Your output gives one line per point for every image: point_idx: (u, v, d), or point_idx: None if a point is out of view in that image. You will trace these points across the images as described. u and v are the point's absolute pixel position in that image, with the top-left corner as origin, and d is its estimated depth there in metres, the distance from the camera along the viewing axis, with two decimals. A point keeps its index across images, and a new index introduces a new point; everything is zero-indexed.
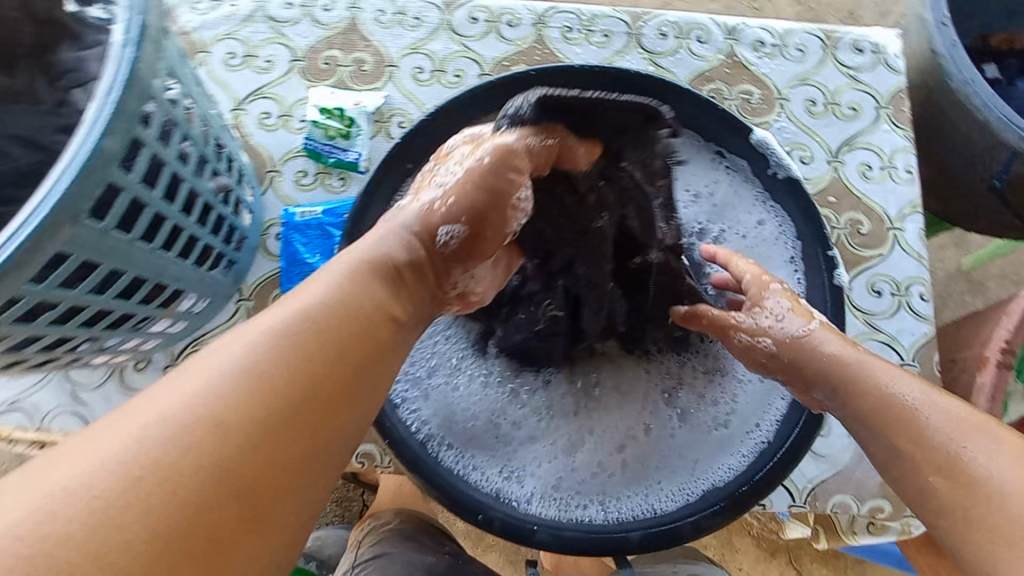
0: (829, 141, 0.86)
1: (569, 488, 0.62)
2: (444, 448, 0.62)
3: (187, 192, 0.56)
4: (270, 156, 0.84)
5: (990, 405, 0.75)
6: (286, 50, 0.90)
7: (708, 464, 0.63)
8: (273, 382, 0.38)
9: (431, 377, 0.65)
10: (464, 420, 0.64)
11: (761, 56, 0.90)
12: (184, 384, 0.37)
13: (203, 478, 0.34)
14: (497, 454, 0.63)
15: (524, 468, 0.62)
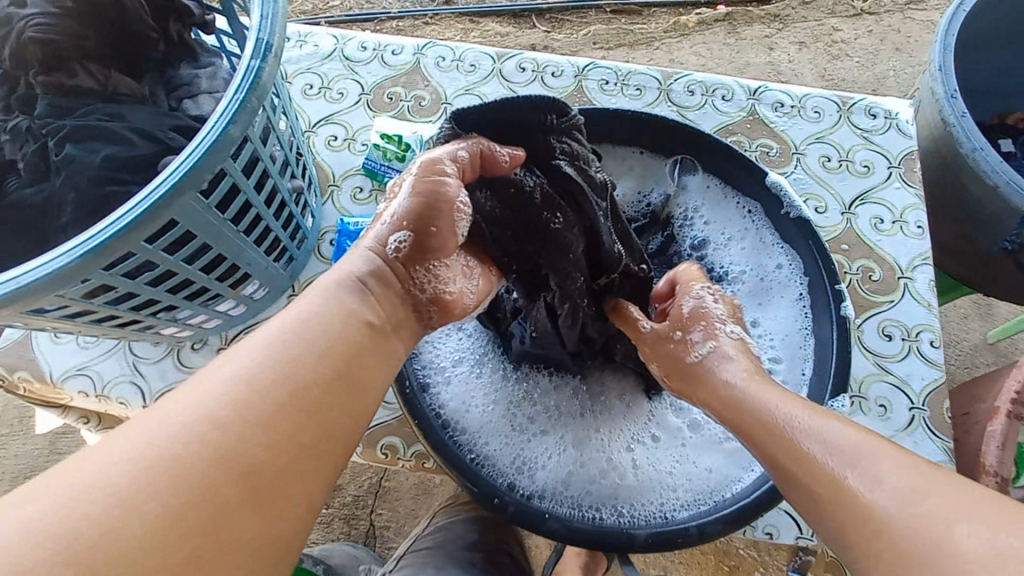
0: (842, 194, 0.93)
1: (580, 487, 0.64)
2: (464, 435, 0.65)
3: (270, 185, 0.65)
4: (333, 172, 0.95)
5: (1001, 454, 0.74)
6: (357, 85, 1.03)
7: (716, 477, 0.65)
8: (283, 370, 0.47)
9: (458, 371, 0.71)
10: (485, 412, 0.68)
11: (780, 115, 0.99)
12: (207, 382, 0.45)
13: (215, 459, 0.41)
14: (513, 446, 0.66)
15: (538, 463, 0.65)
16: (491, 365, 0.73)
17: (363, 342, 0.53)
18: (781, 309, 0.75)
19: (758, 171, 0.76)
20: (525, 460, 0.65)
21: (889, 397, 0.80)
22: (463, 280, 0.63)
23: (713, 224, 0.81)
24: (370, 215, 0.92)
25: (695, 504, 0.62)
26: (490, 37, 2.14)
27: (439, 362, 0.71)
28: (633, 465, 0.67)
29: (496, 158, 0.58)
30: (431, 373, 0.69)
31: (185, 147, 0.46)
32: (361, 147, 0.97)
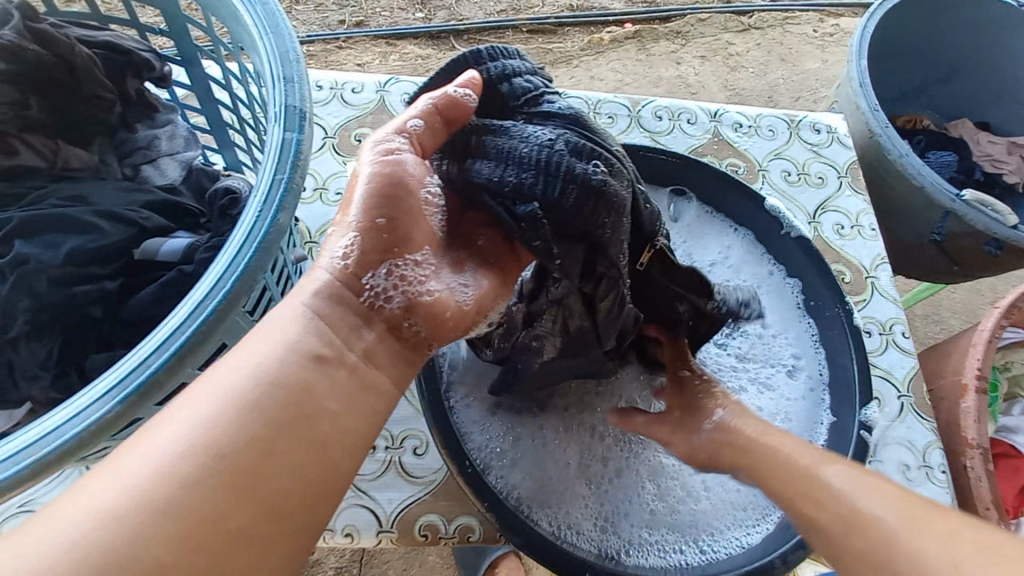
0: (806, 205, 1.01)
1: (659, 529, 0.65)
2: (539, 514, 0.64)
3: (281, 264, 0.57)
4: (308, 228, 0.86)
5: (979, 427, 0.87)
6: (318, 128, 0.94)
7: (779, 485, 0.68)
8: (212, 432, 0.39)
9: (509, 444, 0.68)
10: (549, 480, 0.66)
11: (740, 135, 1.05)
12: (147, 444, 0.38)
13: (150, 551, 0.34)
14: (585, 509, 0.65)
15: (614, 519, 0.65)
16: (534, 422, 0.70)
17: (308, 380, 0.43)
18: (786, 319, 0.78)
19: (752, 196, 0.80)
20: (603, 521, 0.65)
21: (879, 389, 0.88)
22: (449, 275, 0.53)
23: (705, 249, 0.83)
24: None
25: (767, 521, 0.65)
26: (411, 60, 2.07)
27: (489, 440, 0.68)
28: (700, 492, 0.68)
29: (465, 109, 0.51)
30: (486, 456, 0.67)
31: (228, 244, 0.38)
32: (335, 197, 0.89)
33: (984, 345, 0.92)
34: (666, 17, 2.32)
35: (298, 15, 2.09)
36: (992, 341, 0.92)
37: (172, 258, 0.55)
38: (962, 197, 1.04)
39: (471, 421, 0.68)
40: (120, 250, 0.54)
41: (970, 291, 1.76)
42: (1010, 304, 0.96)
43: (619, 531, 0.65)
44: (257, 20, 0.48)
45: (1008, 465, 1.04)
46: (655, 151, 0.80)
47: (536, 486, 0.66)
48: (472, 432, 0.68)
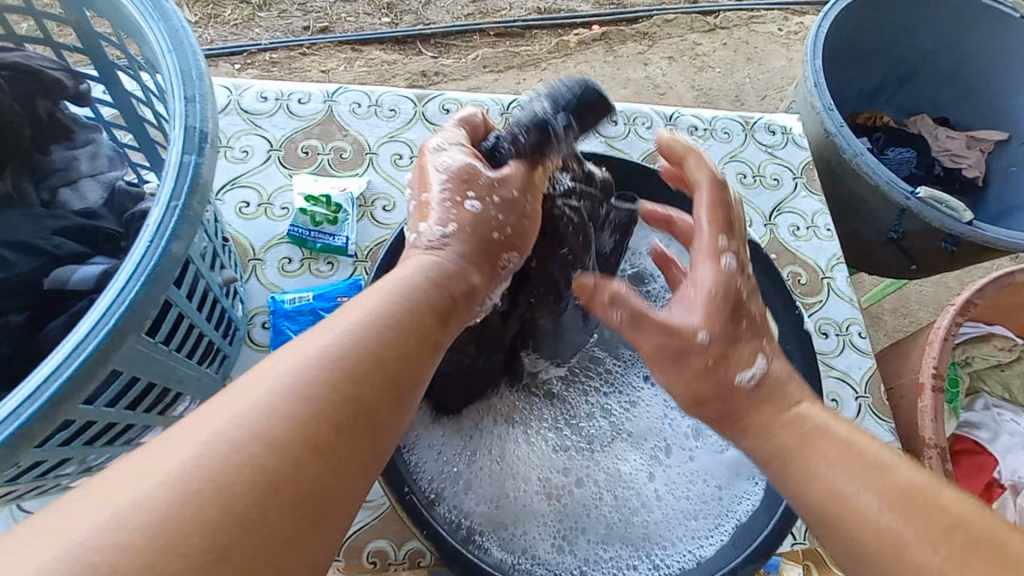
0: (762, 207, 1.00)
1: (618, 543, 0.64)
2: (492, 539, 0.61)
3: (202, 289, 0.54)
4: (252, 245, 0.83)
5: (936, 426, 0.87)
6: (263, 141, 0.91)
7: (734, 490, 0.66)
8: (273, 423, 0.34)
9: (465, 465, 0.66)
10: (507, 500, 0.65)
11: (695, 138, 1.05)
12: (206, 416, 0.34)
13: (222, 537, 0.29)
14: (543, 528, 0.64)
15: (569, 534, 0.64)
16: (493, 437, 0.69)
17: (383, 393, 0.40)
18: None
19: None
20: (559, 539, 0.64)
21: (837, 391, 0.87)
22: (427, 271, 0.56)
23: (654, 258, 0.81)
24: (306, 287, 0.82)
25: (723, 529, 0.63)
26: (376, 66, 2.04)
27: (438, 466, 0.65)
28: (656, 500, 0.67)
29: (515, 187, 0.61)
30: (437, 480, 0.64)
31: (114, 279, 0.36)
32: (281, 211, 0.86)
33: (939, 343, 0.92)
34: (633, 18, 2.32)
35: (260, 22, 2.05)
36: (947, 339, 0.92)
37: (85, 286, 0.52)
38: (916, 195, 1.05)
39: (423, 443, 0.65)
40: (28, 280, 0.52)
41: (935, 284, 1.78)
42: (963, 300, 0.96)
43: (574, 547, 0.63)
44: (159, 37, 0.46)
45: (969, 461, 1.05)
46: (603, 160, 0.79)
47: (489, 508, 0.64)
48: (424, 452, 0.65)
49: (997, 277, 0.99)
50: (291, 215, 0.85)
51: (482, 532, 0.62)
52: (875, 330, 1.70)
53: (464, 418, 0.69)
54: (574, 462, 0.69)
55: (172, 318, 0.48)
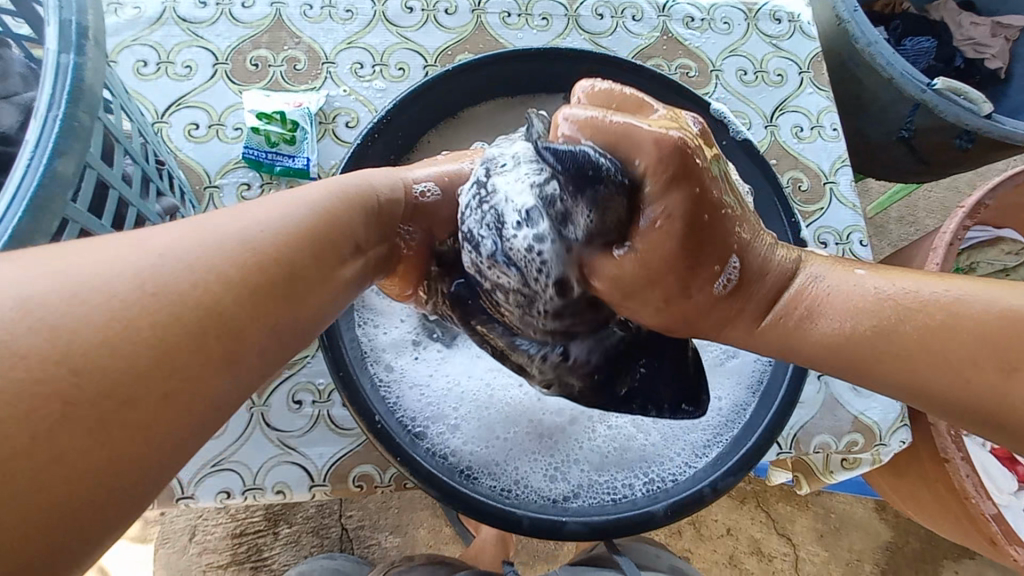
0: (762, 107, 0.91)
1: (613, 467, 0.61)
2: (482, 471, 0.59)
3: (135, 218, 0.49)
4: (206, 171, 0.77)
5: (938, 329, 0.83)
6: (207, 53, 0.82)
7: (726, 407, 0.64)
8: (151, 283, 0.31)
9: (453, 406, 0.62)
10: (498, 438, 0.61)
11: (692, 31, 0.94)
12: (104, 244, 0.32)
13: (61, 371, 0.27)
14: (535, 459, 0.61)
15: (563, 463, 0.61)
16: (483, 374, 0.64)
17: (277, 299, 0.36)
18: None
19: (702, 103, 0.71)
20: (551, 467, 0.61)
21: None
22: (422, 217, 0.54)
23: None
24: None
25: (712, 444, 0.62)
26: None
27: (416, 405, 0.62)
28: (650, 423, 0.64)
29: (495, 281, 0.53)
30: (421, 417, 0.61)
31: None
32: (234, 132, 0.79)
33: (944, 249, 0.87)
34: None
35: None
36: (953, 244, 0.87)
37: None
38: (933, 86, 0.95)
39: (408, 385, 0.63)
40: None
41: (945, 188, 1.70)
42: (970, 204, 0.90)
43: (565, 473, 0.61)
44: None
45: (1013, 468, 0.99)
46: (587, 62, 0.72)
47: (475, 443, 0.61)
48: (412, 391, 0.62)
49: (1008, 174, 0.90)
50: (245, 136, 0.78)
51: (470, 465, 0.59)
52: (877, 238, 1.64)
53: (457, 361, 0.65)
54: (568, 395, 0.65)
55: None
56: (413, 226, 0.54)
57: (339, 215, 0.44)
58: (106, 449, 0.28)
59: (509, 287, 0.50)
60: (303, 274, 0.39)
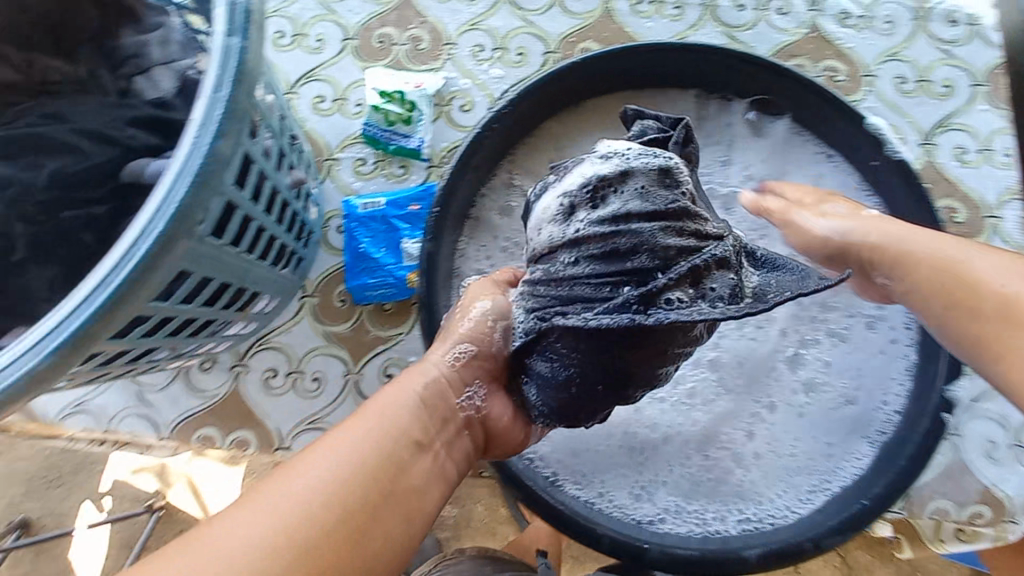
0: (920, 121, 0.80)
1: (705, 497, 0.58)
2: (566, 481, 0.58)
3: (268, 189, 0.52)
4: (327, 144, 0.80)
5: None
6: (338, 28, 0.85)
7: (841, 454, 0.59)
8: None
9: None
10: (590, 451, 0.59)
11: (845, 28, 0.84)
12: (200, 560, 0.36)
13: None
14: (623, 477, 0.59)
15: (651, 485, 0.58)
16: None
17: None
18: None
19: (826, 95, 0.64)
20: (639, 490, 0.58)
21: None
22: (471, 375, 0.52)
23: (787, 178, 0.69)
24: (380, 192, 0.78)
25: (821, 495, 0.58)
26: None
27: None
28: (753, 458, 0.60)
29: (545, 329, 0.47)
30: None
31: (161, 182, 0.34)
32: (355, 108, 0.81)
33: None
34: None
35: None
36: None
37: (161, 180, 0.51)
38: None
39: None
40: (108, 172, 0.51)
41: None
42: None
43: (654, 496, 0.58)
44: None
45: None
46: (674, 47, 0.66)
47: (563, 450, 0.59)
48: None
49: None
50: (365, 112, 0.81)
51: (553, 471, 0.58)
52: None
53: None
54: (664, 416, 0.61)
55: (238, 222, 0.47)
56: (473, 385, 0.52)
57: (407, 424, 0.46)
58: None
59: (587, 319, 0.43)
60: (381, 512, 0.42)
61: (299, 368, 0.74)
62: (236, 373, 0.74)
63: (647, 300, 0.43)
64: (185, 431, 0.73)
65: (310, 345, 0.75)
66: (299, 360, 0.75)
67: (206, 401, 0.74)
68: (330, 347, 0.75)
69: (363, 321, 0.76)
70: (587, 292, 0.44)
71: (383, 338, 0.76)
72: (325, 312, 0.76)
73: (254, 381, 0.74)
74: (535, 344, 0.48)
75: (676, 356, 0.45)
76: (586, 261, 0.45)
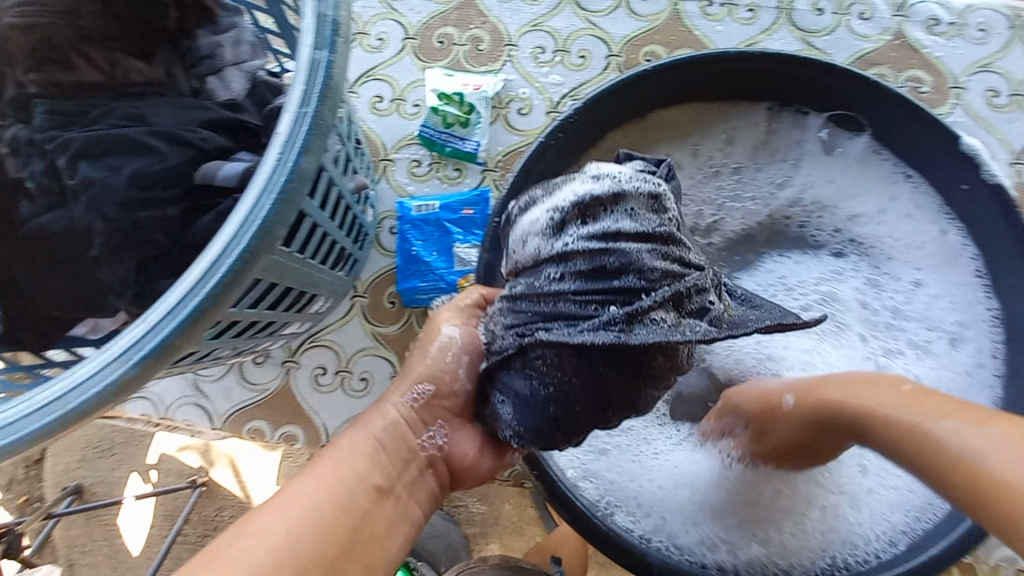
0: (1011, 139, 0.74)
1: (779, 540, 0.60)
2: (620, 514, 0.59)
3: (334, 195, 0.52)
4: (383, 144, 0.80)
5: None
6: (398, 27, 0.84)
7: (924, 494, 0.59)
8: None
9: (609, 442, 0.61)
10: (667, 499, 0.60)
11: (933, 36, 0.78)
12: None
13: None
14: (694, 525, 0.60)
15: (723, 532, 0.60)
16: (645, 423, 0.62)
17: None
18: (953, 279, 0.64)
19: (916, 110, 0.59)
20: (712, 539, 0.60)
21: None
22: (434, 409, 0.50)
23: (852, 199, 0.68)
24: (433, 194, 0.78)
25: (887, 549, 0.58)
26: None
27: None
28: (834, 501, 0.60)
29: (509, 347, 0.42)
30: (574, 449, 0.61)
31: (246, 196, 0.34)
32: (413, 109, 0.81)
33: None
34: None
35: None
36: None
37: (230, 183, 0.52)
38: None
39: None
40: (182, 173, 0.52)
41: None
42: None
43: (727, 541, 0.59)
44: None
45: None
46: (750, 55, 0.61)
47: (632, 491, 0.60)
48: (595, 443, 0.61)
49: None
50: (423, 113, 0.80)
51: (623, 509, 0.59)
52: None
53: None
54: (738, 461, 0.61)
55: (306, 230, 0.47)
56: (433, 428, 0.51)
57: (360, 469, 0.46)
58: None
59: (564, 338, 0.38)
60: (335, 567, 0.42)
61: (349, 366, 0.75)
62: (287, 368, 0.75)
63: (632, 318, 0.37)
64: (236, 423, 0.75)
65: (360, 345, 0.76)
66: (348, 358, 0.75)
67: (258, 394, 0.75)
68: (378, 347, 0.75)
69: (411, 324, 0.76)
70: (563, 309, 0.38)
71: None
72: (374, 312, 0.76)
73: (304, 377, 0.75)
74: (508, 362, 0.42)
75: (663, 377, 0.40)
76: (564, 277, 0.39)
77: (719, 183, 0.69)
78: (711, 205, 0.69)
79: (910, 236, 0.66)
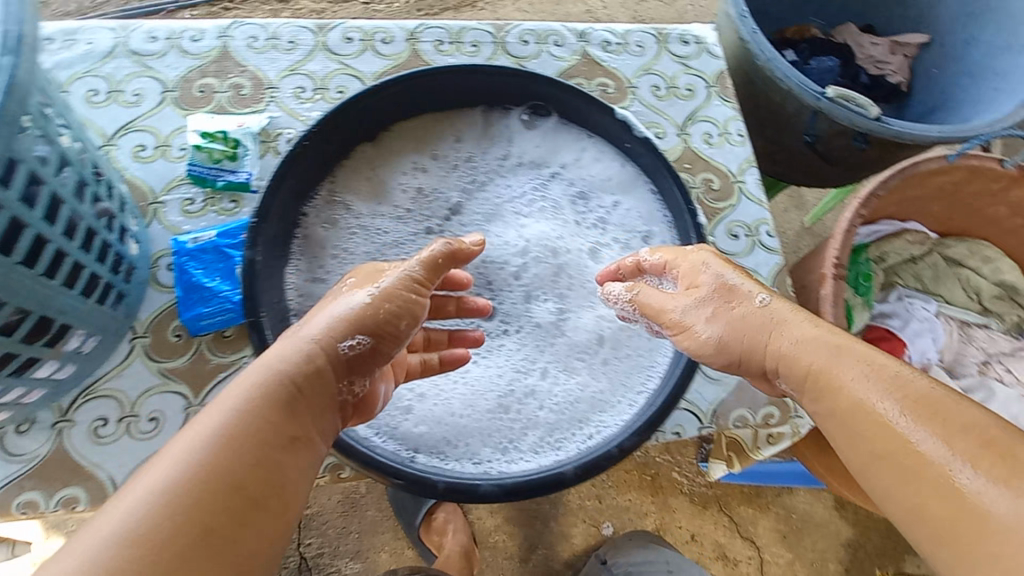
0: (674, 117, 1.01)
1: (561, 425, 0.68)
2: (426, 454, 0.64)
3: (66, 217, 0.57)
4: (151, 188, 0.82)
5: (835, 310, 0.88)
6: (155, 82, 0.88)
7: (649, 360, 0.72)
8: (146, 528, 0.42)
9: (408, 389, 0.70)
10: (451, 418, 0.67)
11: (609, 54, 1.04)
12: (108, 516, 0.42)
13: (138, 534, 0.41)
14: (489, 434, 0.67)
15: (512, 438, 0.67)
16: None
17: (256, 492, 0.46)
18: (636, 203, 0.80)
19: (573, 89, 0.77)
20: (506, 443, 0.66)
21: None
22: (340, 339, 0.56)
23: (557, 155, 0.83)
24: (210, 226, 0.80)
25: (633, 408, 0.69)
26: None
27: None
28: (589, 385, 0.71)
29: None
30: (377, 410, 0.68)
31: None
32: (179, 152, 0.84)
33: (843, 234, 0.93)
34: None
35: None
36: (852, 229, 0.93)
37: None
38: (826, 95, 1.05)
39: None
40: None
41: None
42: (866, 194, 0.96)
43: (517, 441, 0.67)
44: None
45: (886, 348, 1.07)
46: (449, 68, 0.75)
47: (435, 422, 0.67)
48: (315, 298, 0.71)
49: (900, 168, 0.99)
50: (189, 154, 0.83)
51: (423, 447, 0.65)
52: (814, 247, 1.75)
53: None
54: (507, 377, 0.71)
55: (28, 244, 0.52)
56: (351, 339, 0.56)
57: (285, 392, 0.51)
58: (172, 555, 0.41)
59: None
60: (270, 459, 0.48)
61: (134, 409, 0.71)
62: (59, 430, 0.69)
63: None
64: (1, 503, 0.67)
65: (144, 386, 0.72)
66: (132, 402, 0.71)
67: (23, 465, 0.68)
68: (166, 382, 0.72)
69: (202, 351, 0.74)
70: None
71: (224, 365, 0.74)
72: (157, 349, 0.73)
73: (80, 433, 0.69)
74: None
75: None
76: None
77: (462, 173, 0.81)
78: (457, 188, 0.80)
79: (605, 180, 0.81)
